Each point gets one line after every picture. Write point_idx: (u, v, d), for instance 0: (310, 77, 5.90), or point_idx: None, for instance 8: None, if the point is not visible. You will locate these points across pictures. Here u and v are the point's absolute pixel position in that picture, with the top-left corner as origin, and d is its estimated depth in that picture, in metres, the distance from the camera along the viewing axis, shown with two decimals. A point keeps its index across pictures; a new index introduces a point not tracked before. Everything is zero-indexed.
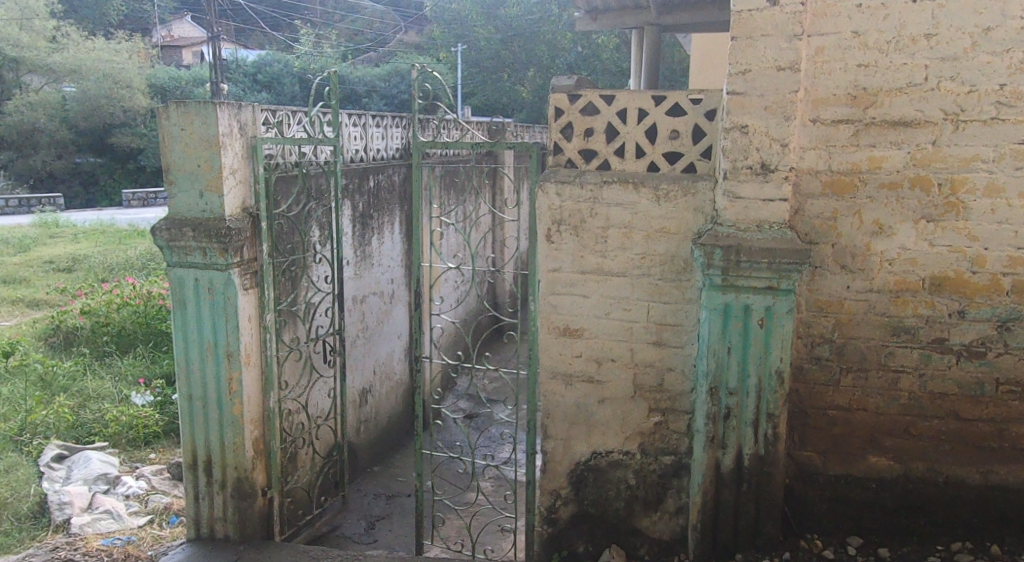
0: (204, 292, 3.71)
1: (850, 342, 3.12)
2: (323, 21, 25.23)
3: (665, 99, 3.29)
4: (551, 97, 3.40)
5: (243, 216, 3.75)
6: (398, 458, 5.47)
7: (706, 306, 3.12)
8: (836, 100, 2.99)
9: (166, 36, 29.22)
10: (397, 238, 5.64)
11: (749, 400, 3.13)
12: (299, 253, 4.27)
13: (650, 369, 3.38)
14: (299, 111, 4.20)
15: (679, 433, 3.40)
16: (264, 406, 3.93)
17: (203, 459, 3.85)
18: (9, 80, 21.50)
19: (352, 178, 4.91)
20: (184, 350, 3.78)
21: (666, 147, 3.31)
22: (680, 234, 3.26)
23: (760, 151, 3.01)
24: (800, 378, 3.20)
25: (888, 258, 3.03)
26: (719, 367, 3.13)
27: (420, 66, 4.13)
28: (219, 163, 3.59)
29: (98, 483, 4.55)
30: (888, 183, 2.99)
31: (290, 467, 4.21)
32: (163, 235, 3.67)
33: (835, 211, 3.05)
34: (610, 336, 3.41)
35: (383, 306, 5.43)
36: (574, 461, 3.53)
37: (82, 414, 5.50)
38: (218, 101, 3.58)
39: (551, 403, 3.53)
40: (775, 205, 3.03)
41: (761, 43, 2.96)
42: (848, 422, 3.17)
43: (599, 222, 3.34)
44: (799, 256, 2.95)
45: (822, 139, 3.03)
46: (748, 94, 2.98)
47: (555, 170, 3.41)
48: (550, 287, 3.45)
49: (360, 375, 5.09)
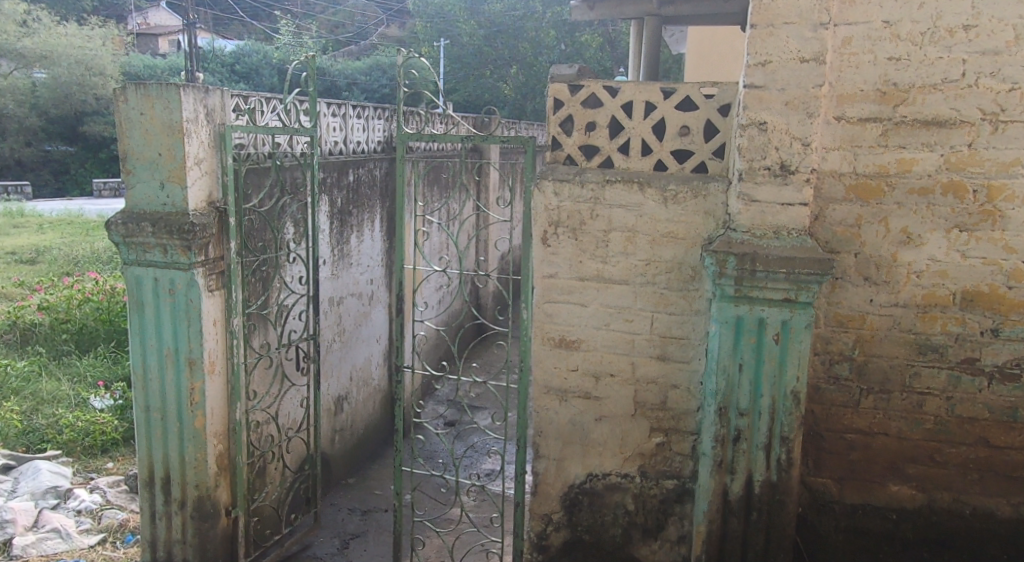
0: (164, 293, 3.38)
1: (871, 361, 2.87)
2: (304, 13, 24.72)
3: (675, 91, 3.01)
4: (550, 87, 3.12)
5: (209, 210, 3.43)
6: (374, 470, 5.17)
7: (716, 319, 2.85)
8: (863, 97, 2.73)
9: (141, 25, 28.56)
10: (377, 236, 5.32)
11: (762, 423, 2.86)
12: (271, 251, 3.94)
13: (652, 386, 3.11)
14: (273, 97, 3.88)
15: (683, 456, 3.13)
16: (229, 418, 3.62)
17: (161, 477, 3.54)
18: None
19: (331, 172, 4.59)
20: (141, 358, 3.46)
21: (675, 145, 3.03)
22: (689, 239, 2.99)
23: (780, 151, 2.75)
24: (816, 398, 2.94)
25: (915, 270, 2.78)
26: (728, 386, 2.86)
27: (406, 51, 3.82)
28: (182, 152, 3.27)
29: (47, 497, 4.22)
30: (918, 188, 2.74)
31: (258, 483, 3.91)
32: (119, 230, 3.35)
33: (859, 217, 2.79)
34: (610, 349, 3.13)
35: (362, 308, 5.12)
36: (568, 483, 3.26)
37: (34, 420, 5.16)
38: (183, 84, 3.26)
39: (544, 420, 3.25)
40: (794, 210, 2.77)
41: (783, 31, 2.70)
42: (868, 447, 2.92)
43: (601, 224, 3.07)
44: (821, 266, 2.69)
45: (847, 138, 2.77)
46: (768, 87, 2.72)
47: (553, 167, 3.13)
48: (546, 294, 3.17)
49: (336, 382, 4.78)
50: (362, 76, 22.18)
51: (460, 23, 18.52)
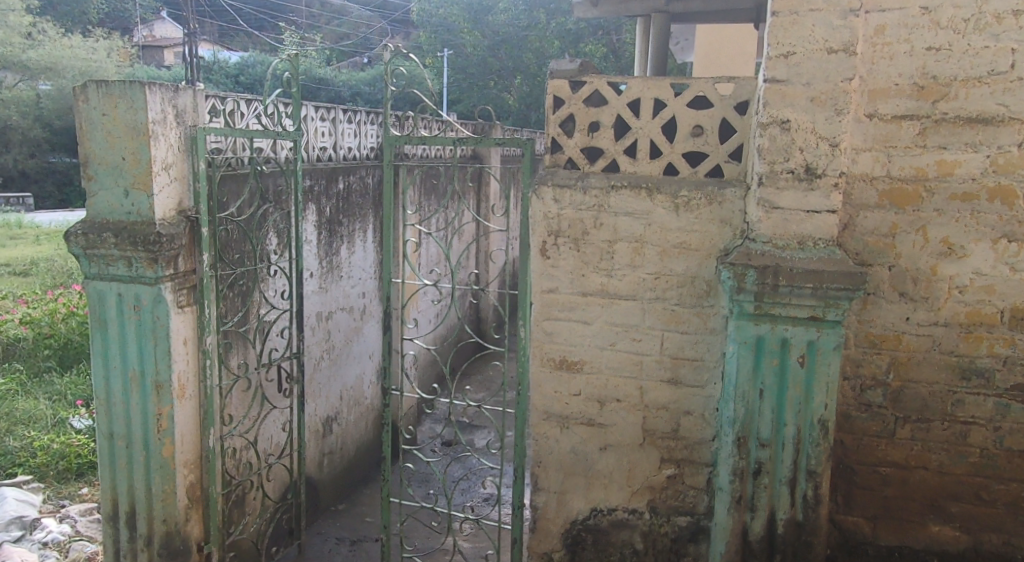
0: (129, 309, 3.11)
1: (907, 387, 2.58)
2: (308, 23, 24.56)
3: (686, 88, 2.73)
4: (549, 84, 2.85)
5: (179, 220, 3.15)
6: (366, 494, 4.87)
7: (734, 339, 2.55)
8: (898, 92, 2.45)
9: (146, 37, 28.53)
10: (369, 247, 5.04)
11: (785, 455, 2.56)
12: (250, 264, 3.66)
13: (663, 413, 2.82)
14: (254, 100, 3.62)
15: (696, 490, 2.84)
16: (201, 446, 3.33)
17: (126, 509, 3.27)
18: None
19: (319, 179, 4.30)
20: (105, 381, 3.20)
21: (687, 146, 2.74)
22: (703, 251, 2.71)
23: (805, 152, 2.46)
24: (846, 427, 2.65)
25: (958, 284, 2.49)
26: (748, 414, 2.56)
27: (393, 47, 3.67)
28: (148, 155, 3.00)
29: (11, 529, 4.00)
30: (961, 193, 2.45)
31: (235, 514, 3.62)
32: (79, 242, 3.08)
33: (893, 226, 2.51)
34: (616, 372, 2.84)
35: (353, 323, 4.84)
36: (569, 519, 2.96)
37: (7, 443, 4.92)
38: (149, 82, 3.00)
39: (543, 450, 2.95)
40: (821, 217, 2.47)
41: (808, 19, 2.42)
42: (905, 482, 2.63)
43: (606, 234, 2.78)
44: (853, 280, 2.39)
45: (880, 138, 2.49)
46: (792, 82, 2.44)
47: (553, 172, 2.85)
48: (545, 310, 2.88)
49: (324, 403, 4.49)
50: (367, 87, 21.96)
51: (464, 33, 18.13)
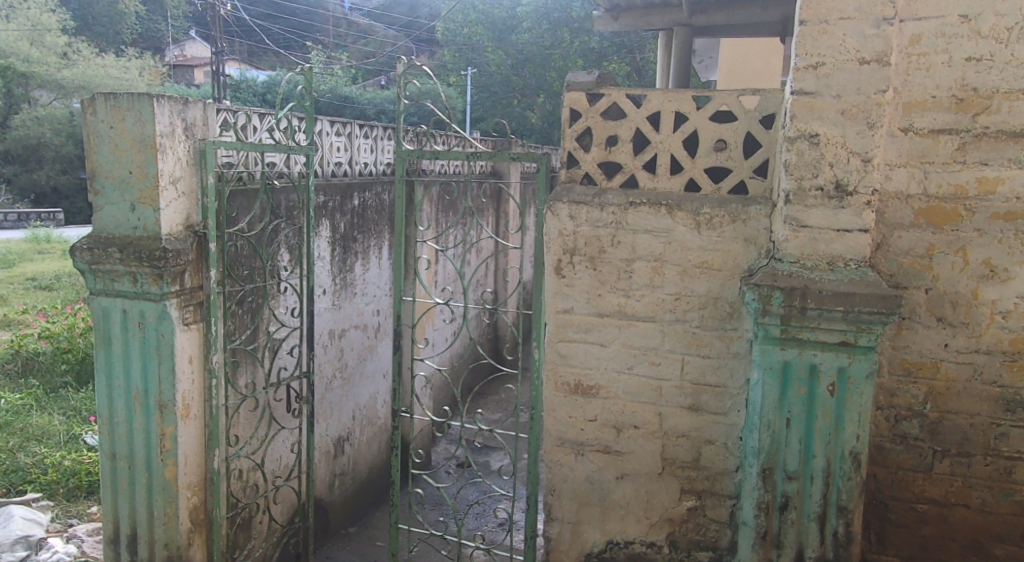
0: (133, 326, 3.03)
1: (946, 418, 2.42)
2: (335, 42, 24.81)
3: (709, 101, 2.61)
4: (565, 96, 2.74)
5: (186, 235, 3.07)
6: (378, 517, 4.75)
7: (759, 365, 2.41)
8: (935, 104, 2.31)
9: (176, 56, 28.97)
10: (384, 264, 4.96)
11: (814, 489, 2.40)
12: (259, 280, 3.58)
13: (683, 441, 2.68)
14: (267, 113, 3.55)
15: (718, 524, 2.69)
16: (205, 467, 3.23)
17: (127, 532, 3.18)
18: (18, 95, 20.21)
19: (333, 195, 4.22)
20: (108, 399, 3.12)
21: (710, 161, 2.62)
22: (726, 271, 2.58)
23: (835, 168, 2.33)
24: (880, 460, 2.50)
25: (1001, 310, 2.33)
26: (774, 444, 2.42)
27: (406, 59, 3.44)
28: (155, 169, 2.92)
29: (17, 549, 3.93)
30: (1003, 212, 2.30)
31: (239, 538, 3.52)
32: (84, 257, 3.01)
33: (930, 246, 2.36)
34: (634, 397, 2.71)
35: (367, 342, 4.74)
36: (584, 551, 2.82)
37: (18, 459, 4.86)
38: (157, 94, 2.93)
39: (557, 477, 2.82)
40: (852, 237, 2.34)
41: (839, 29, 2.29)
42: (943, 521, 2.47)
43: (624, 252, 2.66)
44: (887, 304, 2.24)
45: (916, 153, 2.35)
46: (821, 94, 2.31)
47: (569, 188, 2.73)
48: (560, 331, 2.76)
49: (336, 423, 4.39)
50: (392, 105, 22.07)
51: (488, 52, 18.17)
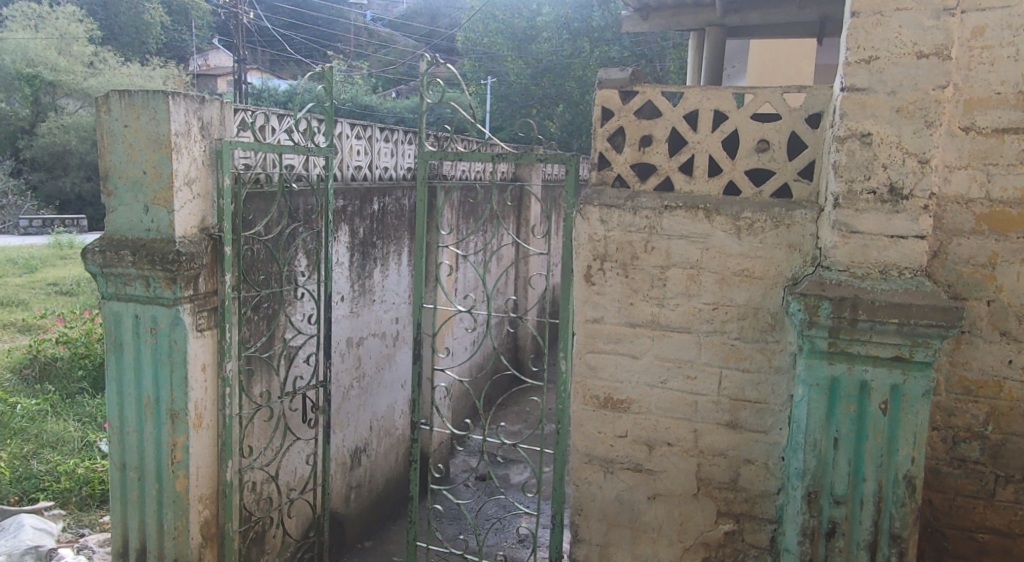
0: (145, 331, 2.92)
1: (1010, 441, 2.25)
2: (355, 51, 24.78)
3: (751, 99, 2.45)
4: (597, 94, 2.59)
5: (201, 238, 2.96)
6: (394, 531, 4.61)
7: (804, 381, 2.25)
8: (999, 101, 2.15)
9: (200, 65, 29.16)
10: (404, 271, 4.82)
11: (864, 516, 2.23)
12: (275, 286, 3.45)
13: (720, 460, 2.52)
14: (285, 114, 3.43)
15: (758, 549, 2.53)
16: (218, 479, 3.11)
17: (136, 545, 3.06)
18: (45, 104, 20.35)
19: (352, 199, 4.10)
20: (119, 408, 3.00)
21: (751, 162, 2.46)
22: (768, 279, 2.42)
23: (889, 170, 2.17)
24: (936, 485, 2.34)
25: None
26: (821, 466, 2.25)
27: (429, 56, 3.34)
28: (169, 169, 2.81)
29: (26, 560, 3.79)
30: None
31: (251, 553, 3.39)
32: (95, 259, 2.90)
33: (993, 254, 2.20)
34: (668, 413, 2.55)
35: (385, 350, 4.61)
36: None
37: (31, 467, 4.76)
38: (173, 91, 2.82)
39: (584, 496, 2.66)
40: (907, 244, 2.17)
41: (894, 20, 2.14)
42: (1006, 551, 2.31)
43: (657, 259, 2.51)
44: (946, 316, 2.08)
45: (977, 154, 2.19)
46: (875, 90, 2.16)
47: (600, 191, 2.59)
48: (590, 342, 2.61)
49: (353, 433, 4.25)
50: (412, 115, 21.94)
51: (508, 61, 18.04)
